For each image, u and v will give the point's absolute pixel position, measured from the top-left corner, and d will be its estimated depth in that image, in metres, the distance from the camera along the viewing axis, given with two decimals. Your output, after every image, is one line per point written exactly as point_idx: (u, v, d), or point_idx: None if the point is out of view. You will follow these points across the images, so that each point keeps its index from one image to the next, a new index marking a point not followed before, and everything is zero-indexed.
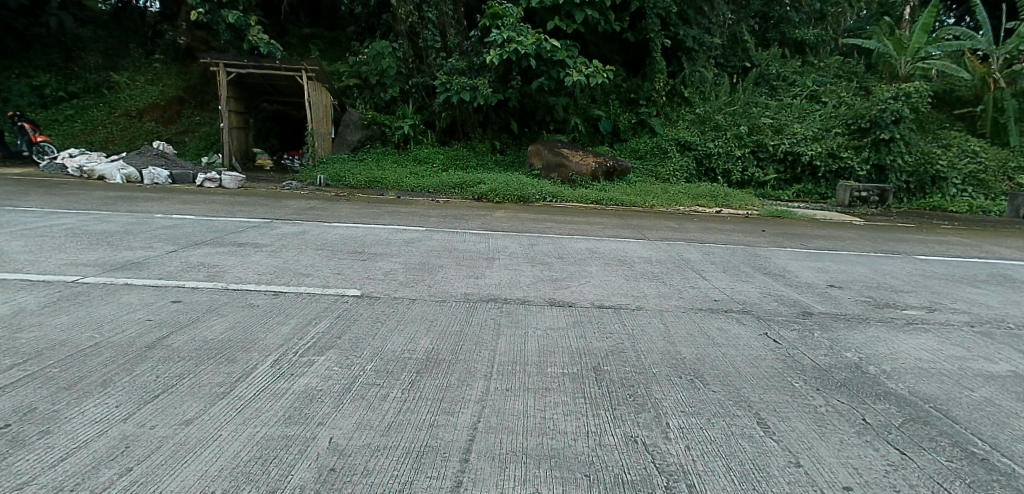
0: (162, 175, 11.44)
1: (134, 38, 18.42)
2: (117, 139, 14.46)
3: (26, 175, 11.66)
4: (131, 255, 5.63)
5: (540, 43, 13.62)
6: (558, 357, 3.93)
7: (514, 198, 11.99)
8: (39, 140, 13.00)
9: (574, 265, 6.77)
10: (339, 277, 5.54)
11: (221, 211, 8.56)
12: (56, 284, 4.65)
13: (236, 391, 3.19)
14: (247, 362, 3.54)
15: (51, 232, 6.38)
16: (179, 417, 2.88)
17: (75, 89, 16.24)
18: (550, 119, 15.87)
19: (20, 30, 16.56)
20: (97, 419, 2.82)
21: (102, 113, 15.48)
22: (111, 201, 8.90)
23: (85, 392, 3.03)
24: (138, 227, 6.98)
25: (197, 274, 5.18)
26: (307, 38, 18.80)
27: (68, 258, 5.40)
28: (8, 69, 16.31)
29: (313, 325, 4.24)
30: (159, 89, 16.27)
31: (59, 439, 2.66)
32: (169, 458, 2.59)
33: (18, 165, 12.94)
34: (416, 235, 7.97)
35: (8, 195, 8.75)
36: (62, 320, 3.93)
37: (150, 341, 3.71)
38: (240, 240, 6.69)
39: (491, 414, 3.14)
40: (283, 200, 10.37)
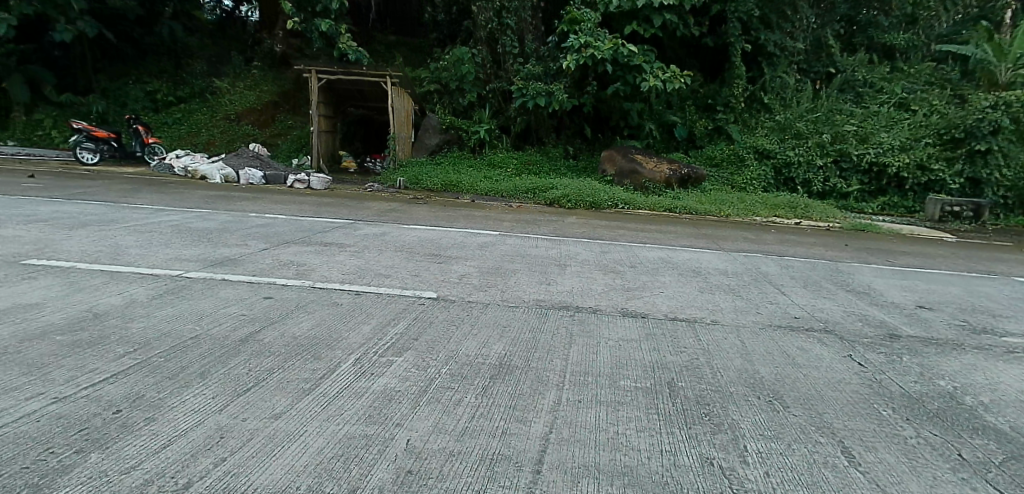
0: (256, 176, 12.14)
1: (235, 46, 19.57)
2: (218, 141, 15.38)
3: (138, 173, 12.60)
4: (229, 252, 6.00)
5: (616, 48, 13.54)
6: (631, 371, 3.90)
7: (587, 204, 11.96)
8: (152, 141, 14.02)
9: (647, 274, 6.69)
10: (416, 278, 5.69)
11: (307, 211, 8.95)
12: (163, 277, 5.01)
13: (321, 387, 3.34)
14: (331, 360, 3.70)
15: (161, 228, 6.88)
16: (268, 411, 3.04)
17: (182, 93, 17.29)
18: (625, 125, 15.70)
19: (137, 39, 17.97)
20: (196, 409, 3.00)
21: (204, 115, 16.51)
22: (210, 199, 9.48)
23: (186, 382, 3.24)
24: (235, 224, 7.41)
25: (286, 272, 5.45)
26: (391, 45, 19.40)
27: (174, 252, 5.81)
28: (125, 75, 17.69)
29: (391, 325, 4.38)
30: (256, 94, 17.22)
31: (162, 426, 2.83)
32: (259, 451, 2.73)
33: (131, 164, 13.99)
34: (490, 239, 8.09)
35: (122, 193, 9.50)
36: (167, 312, 4.23)
37: (243, 334, 3.95)
38: (326, 240, 6.99)
39: (564, 426, 3.15)
40: (363, 201, 10.71)
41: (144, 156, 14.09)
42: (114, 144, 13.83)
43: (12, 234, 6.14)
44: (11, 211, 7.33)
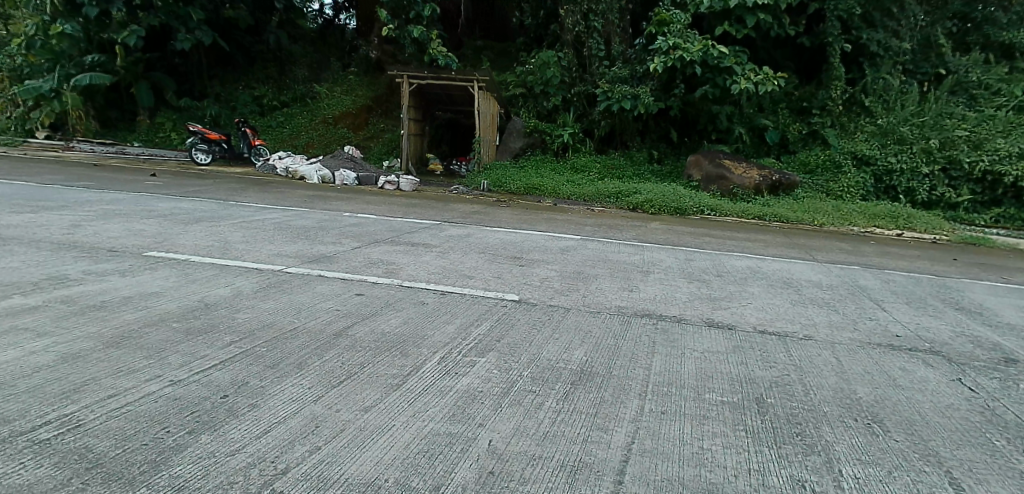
0: (350, 177, 12.69)
1: (334, 53, 20.50)
2: (316, 143, 16.16)
3: (245, 173, 13.44)
4: (325, 249, 6.29)
5: (707, 49, 13.22)
6: (717, 384, 3.79)
7: (671, 210, 11.72)
8: (257, 143, 14.92)
9: (734, 284, 6.48)
10: (500, 281, 5.76)
11: (396, 212, 9.25)
12: (267, 271, 5.32)
13: (408, 383, 3.45)
14: (418, 357, 3.81)
15: (264, 225, 7.32)
16: (360, 404, 3.17)
17: (285, 98, 18.25)
18: (713, 129, 15.22)
19: (248, 48, 19.19)
20: (294, 399, 3.17)
21: (304, 119, 17.40)
22: (307, 198, 9.97)
23: (286, 372, 3.44)
24: (331, 223, 7.77)
25: (377, 270, 5.66)
26: (480, 49, 19.73)
27: (275, 248, 6.16)
28: (235, 81, 18.91)
29: (475, 326, 4.46)
30: (352, 98, 17.97)
31: (264, 413, 3.01)
32: (350, 443, 2.84)
33: (238, 165, 14.94)
34: (573, 243, 8.07)
35: (230, 191, 10.16)
36: (269, 305, 4.49)
37: (337, 329, 4.14)
38: (414, 240, 7.20)
39: (647, 437, 3.11)
40: (449, 203, 10.94)
41: (250, 157, 15.02)
42: (225, 145, 14.84)
43: (137, 228, 6.71)
44: (135, 207, 8.00)
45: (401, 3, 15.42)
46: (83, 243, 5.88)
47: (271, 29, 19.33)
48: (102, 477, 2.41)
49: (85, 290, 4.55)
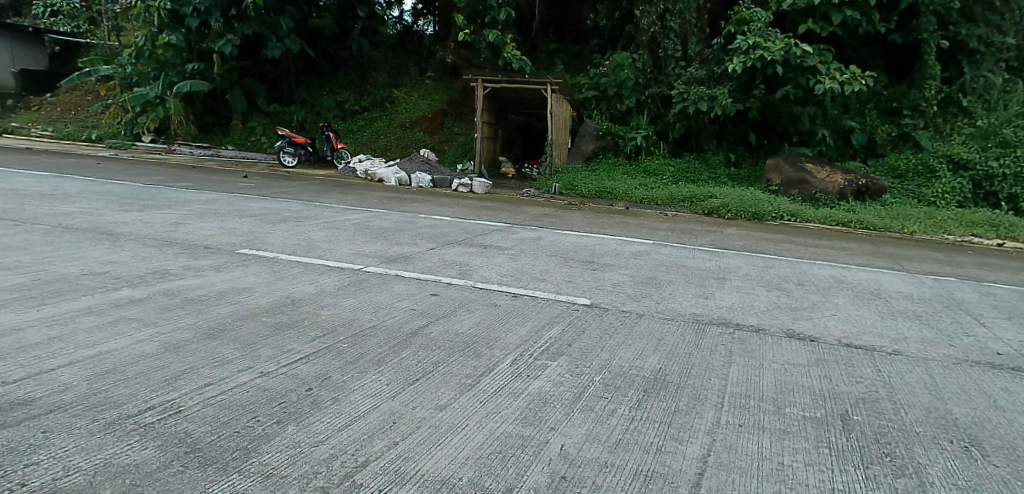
0: (425, 180, 12.99)
1: (412, 58, 21.02)
2: (393, 146, 16.65)
3: (328, 176, 14.00)
4: (402, 250, 6.47)
5: (789, 48, 12.75)
6: (799, 398, 3.65)
7: (749, 215, 11.36)
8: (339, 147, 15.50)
9: (817, 293, 6.21)
10: (571, 284, 5.75)
11: (470, 214, 9.39)
12: (347, 270, 5.53)
13: (482, 384, 3.50)
14: (491, 357, 3.86)
15: (345, 225, 7.60)
16: (434, 403, 3.25)
17: (366, 103, 18.86)
18: (794, 130, 14.59)
19: (332, 54, 19.98)
20: (373, 394, 3.28)
21: (382, 123, 17.94)
22: (385, 200, 10.27)
23: (365, 368, 3.56)
24: (407, 224, 7.98)
25: (451, 271, 5.77)
26: (554, 52, 19.76)
27: (356, 248, 6.39)
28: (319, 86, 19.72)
29: (547, 329, 4.47)
30: (428, 102, 18.38)
31: (344, 407, 3.12)
32: (426, 440, 2.91)
33: (321, 167, 15.58)
34: (645, 248, 7.96)
35: (313, 193, 10.61)
36: (350, 302, 4.66)
37: (413, 327, 4.25)
38: (487, 242, 7.29)
39: (723, 450, 3.03)
40: (521, 206, 11.01)
41: (333, 160, 15.63)
42: (309, 149, 15.41)
43: (230, 226, 7.12)
44: (229, 206, 8.49)
45: (477, 8, 15.66)
46: (183, 240, 6.29)
47: (353, 36, 20.04)
48: (199, 460, 2.57)
49: (186, 284, 4.87)
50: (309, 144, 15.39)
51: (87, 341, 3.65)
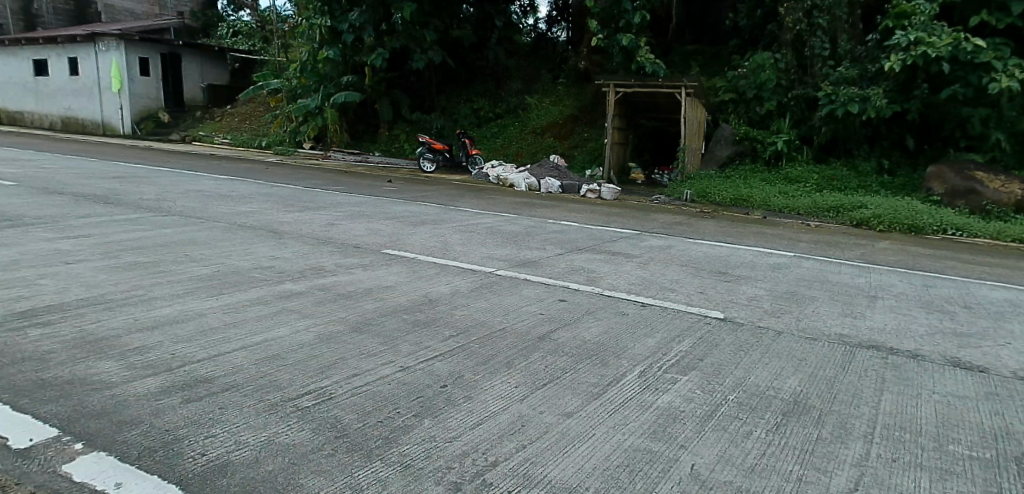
0: (555, 185, 13.13)
1: (546, 64, 21.29)
2: (525, 153, 16.99)
3: (462, 181, 14.55)
4: (531, 254, 6.57)
5: (958, 43, 11.70)
6: (963, 435, 3.29)
7: (904, 228, 10.38)
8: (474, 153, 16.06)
9: (987, 319, 5.55)
10: (704, 296, 5.56)
11: (599, 220, 9.36)
12: (480, 272, 5.72)
13: (609, 393, 3.49)
14: (619, 367, 3.83)
15: (478, 229, 7.87)
16: (562, 409, 3.28)
17: (500, 109, 19.34)
18: (962, 134, 13.12)
19: (469, 63, 20.72)
20: (502, 396, 3.37)
21: (515, 129, 18.36)
22: (516, 205, 10.49)
23: (495, 369, 3.68)
24: (537, 230, 8.10)
25: (579, 277, 5.79)
26: (689, 55, 19.17)
27: (489, 251, 6.60)
28: (456, 94, 20.52)
29: (677, 342, 4.35)
30: (560, 109, 18.54)
31: (476, 407, 3.23)
32: (553, 445, 2.94)
33: (456, 172, 16.22)
34: (784, 260, 7.52)
35: (449, 197, 11.06)
36: (482, 304, 4.83)
37: (542, 332, 4.31)
38: (616, 249, 7.24)
39: (874, 486, 2.79)
40: (652, 213, 10.80)
41: (467, 166, 16.23)
42: (448, 155, 16.18)
43: (375, 228, 7.61)
44: (374, 209, 9.10)
45: (612, 12, 15.59)
46: (335, 239, 6.83)
47: (490, 45, 20.63)
48: (347, 446, 2.78)
49: (337, 280, 5.28)
50: (446, 149, 16.16)
51: (256, 328, 4.07)
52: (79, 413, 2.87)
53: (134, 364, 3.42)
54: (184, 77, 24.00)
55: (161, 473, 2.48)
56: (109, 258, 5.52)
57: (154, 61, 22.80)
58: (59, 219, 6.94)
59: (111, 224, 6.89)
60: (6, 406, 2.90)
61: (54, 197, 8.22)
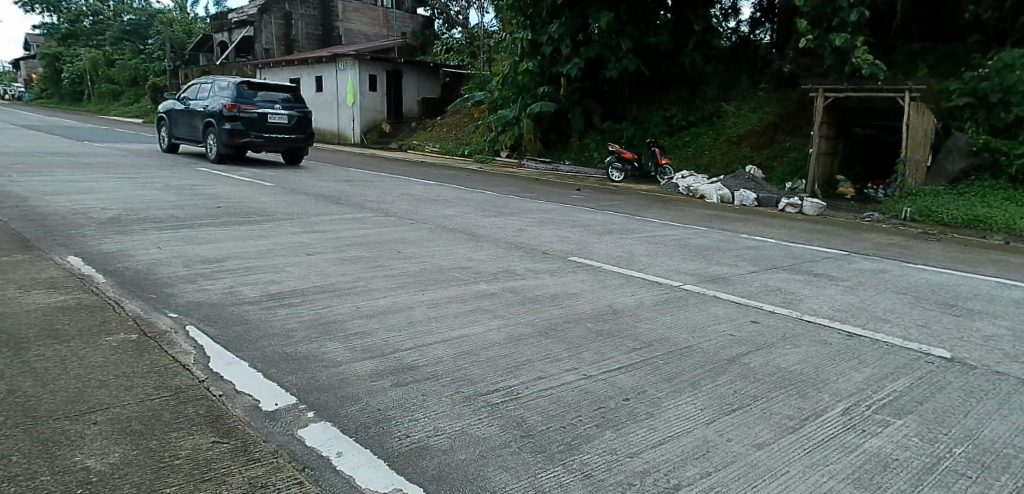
0: (750, 197, 12.49)
1: (746, 69, 20.14)
2: (718, 163, 16.32)
3: (651, 191, 14.35)
4: (722, 271, 6.31)
5: None
6: None
7: None
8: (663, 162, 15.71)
9: None
10: (924, 330, 4.92)
11: (799, 237, 8.70)
12: (666, 286, 5.62)
13: (806, 429, 3.24)
14: (818, 401, 3.55)
15: (666, 240, 7.73)
16: (752, 439, 3.10)
17: (694, 117, 18.72)
18: None
19: (665, 71, 20.37)
20: (686, 417, 3.28)
21: (708, 138, 17.65)
22: (706, 218, 10.12)
23: (680, 388, 3.60)
24: (729, 244, 7.74)
25: (775, 298, 5.44)
26: (916, 53, 16.98)
27: (676, 265, 6.45)
28: (650, 102, 20.20)
29: (890, 381, 3.90)
30: (759, 116, 17.50)
31: (658, 425, 3.17)
32: (742, 476, 2.78)
33: (645, 182, 16.06)
34: None
35: (638, 207, 10.95)
36: (668, 319, 4.74)
37: (731, 354, 4.12)
38: (818, 270, 6.69)
39: None
40: (861, 231, 9.78)
41: (656, 175, 15.95)
42: (636, 164, 16.04)
43: (564, 235, 7.80)
44: (563, 216, 9.35)
45: (824, 9, 14.37)
46: (526, 244, 7.14)
47: (687, 52, 20.08)
48: (531, 446, 2.89)
49: (526, 284, 5.52)
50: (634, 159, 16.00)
51: (454, 324, 4.40)
52: (311, 386, 3.33)
53: (355, 347, 3.89)
54: (402, 91, 26.63)
55: (372, 449, 2.76)
56: (338, 251, 6.33)
57: (380, 77, 25.63)
58: (301, 215, 8.10)
59: (340, 221, 7.87)
60: (261, 372, 3.45)
61: (298, 196, 9.60)
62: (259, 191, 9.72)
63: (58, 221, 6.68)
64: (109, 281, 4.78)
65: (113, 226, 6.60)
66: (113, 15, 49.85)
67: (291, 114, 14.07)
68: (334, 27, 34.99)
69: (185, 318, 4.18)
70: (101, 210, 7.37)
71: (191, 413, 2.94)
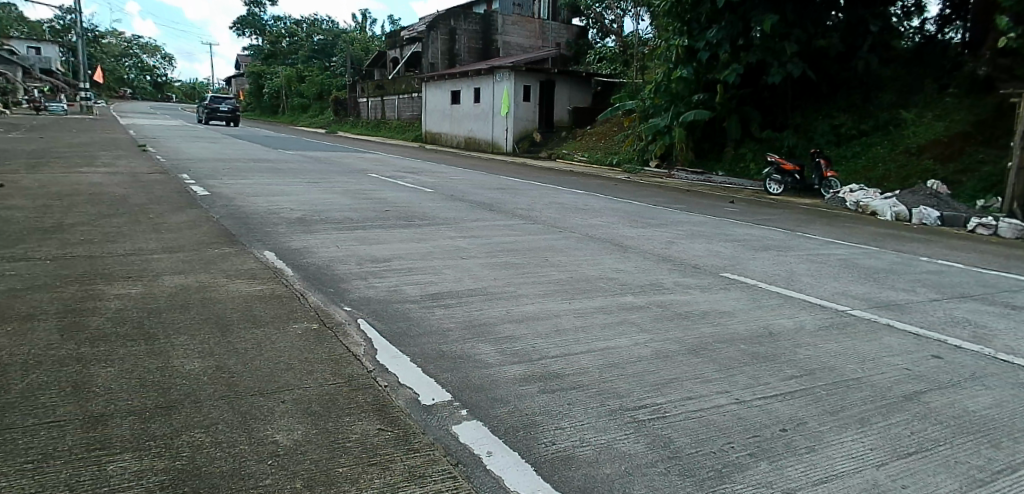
0: (930, 215, 11.20)
1: (932, 72, 17.90)
2: (894, 176, 14.84)
3: (814, 205, 13.38)
4: (895, 297, 5.74)
5: None
6: None
7: None
8: (829, 175, 14.53)
9: None
10: None
11: (993, 263, 7.65)
12: (830, 310, 5.23)
13: (1001, 485, 2.83)
14: (1016, 455, 3.10)
15: (830, 260, 7.17)
16: (932, 489, 2.76)
17: (866, 126, 17.15)
18: None
19: (833, 76, 18.94)
20: (854, 456, 3.01)
21: (883, 149, 16.07)
22: (879, 237, 9.24)
23: (846, 423, 3.32)
24: (905, 268, 7.02)
25: (960, 332, 4.84)
26: None
27: (841, 287, 5.97)
28: (816, 110, 18.78)
29: None
30: (946, 124, 15.64)
31: (821, 461, 2.94)
32: None
33: (808, 196, 14.98)
34: None
35: (799, 223, 10.26)
36: (832, 346, 4.40)
37: (907, 391, 3.74)
38: (1017, 302, 5.85)
39: None
40: None
41: (820, 189, 14.72)
42: (797, 177, 14.95)
43: (716, 249, 7.51)
44: (716, 230, 9.00)
45: None
46: (676, 258, 6.96)
47: (860, 54, 18.37)
48: (680, 469, 2.81)
49: (675, 298, 5.38)
50: (796, 171, 14.94)
51: (600, 335, 4.40)
52: (464, 385, 3.51)
53: (505, 351, 4.04)
54: (554, 101, 27.05)
55: (522, 454, 2.84)
56: (490, 256, 6.58)
57: (533, 87, 26.26)
58: (457, 221, 8.53)
59: (493, 227, 8.19)
60: (420, 368, 3.69)
61: (456, 202, 10.10)
62: (420, 197, 10.36)
63: (255, 219, 7.59)
64: (295, 275, 5.35)
65: (299, 225, 7.37)
66: (305, 36, 55.75)
67: (230, 107, 37.26)
68: (494, 40, 36.32)
69: (358, 312, 4.57)
70: (290, 211, 8.26)
71: (361, 401, 3.22)
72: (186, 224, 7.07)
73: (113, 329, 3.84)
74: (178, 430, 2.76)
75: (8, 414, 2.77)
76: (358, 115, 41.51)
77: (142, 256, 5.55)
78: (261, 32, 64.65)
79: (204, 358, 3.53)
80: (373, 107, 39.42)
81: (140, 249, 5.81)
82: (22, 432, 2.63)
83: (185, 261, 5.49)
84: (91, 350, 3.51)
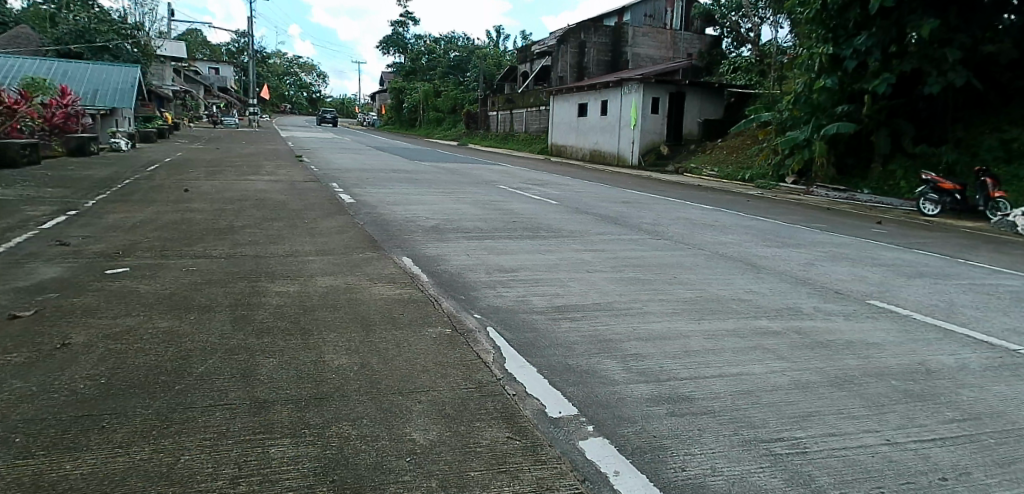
0: None
1: None
2: None
3: (978, 229, 12.04)
4: None
5: None
6: None
7: None
8: (996, 195, 12.98)
9: None
10: None
11: None
12: (997, 348, 4.68)
13: None
14: None
15: (999, 292, 6.41)
16: None
17: None
18: None
19: (1005, 85, 17.15)
20: None
21: None
22: None
23: (1020, 478, 2.94)
24: None
25: None
26: None
27: (1010, 323, 5.33)
28: (985, 123, 16.87)
29: None
30: None
31: None
32: None
33: (970, 218, 13.49)
34: None
35: (960, 248, 9.27)
36: (1003, 390, 3.92)
37: None
38: None
39: None
40: None
41: (985, 211, 13.23)
42: (958, 196, 13.61)
43: (862, 274, 6.97)
44: (861, 252, 8.35)
45: None
46: (816, 281, 6.54)
47: None
48: None
49: (815, 326, 5.05)
50: (957, 189, 13.60)
51: (732, 360, 4.23)
52: (591, 400, 3.51)
53: (633, 369, 3.99)
54: (684, 113, 26.38)
55: (649, 475, 2.80)
56: (617, 271, 6.53)
57: (662, 99, 25.78)
58: (584, 234, 8.55)
59: (620, 242, 8.12)
60: (547, 379, 3.75)
61: (582, 215, 10.12)
62: (548, 209, 10.51)
63: (394, 226, 8.06)
64: (430, 280, 5.62)
65: (433, 233, 7.72)
66: (443, 53, 58.71)
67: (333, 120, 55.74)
68: (623, 52, 36.01)
69: (487, 320, 4.72)
70: (425, 219, 8.68)
71: (491, 407, 3.32)
72: (335, 228, 7.66)
73: (274, 323, 4.25)
74: (328, 420, 2.99)
75: (190, 394, 3.14)
76: (488, 128, 42.83)
77: (298, 258, 6.08)
78: (403, 49, 68.60)
79: (351, 355, 3.80)
80: (502, 119, 40.53)
81: (298, 251, 6.36)
82: (201, 412, 2.96)
83: (334, 264, 5.94)
84: (257, 342, 3.89)
